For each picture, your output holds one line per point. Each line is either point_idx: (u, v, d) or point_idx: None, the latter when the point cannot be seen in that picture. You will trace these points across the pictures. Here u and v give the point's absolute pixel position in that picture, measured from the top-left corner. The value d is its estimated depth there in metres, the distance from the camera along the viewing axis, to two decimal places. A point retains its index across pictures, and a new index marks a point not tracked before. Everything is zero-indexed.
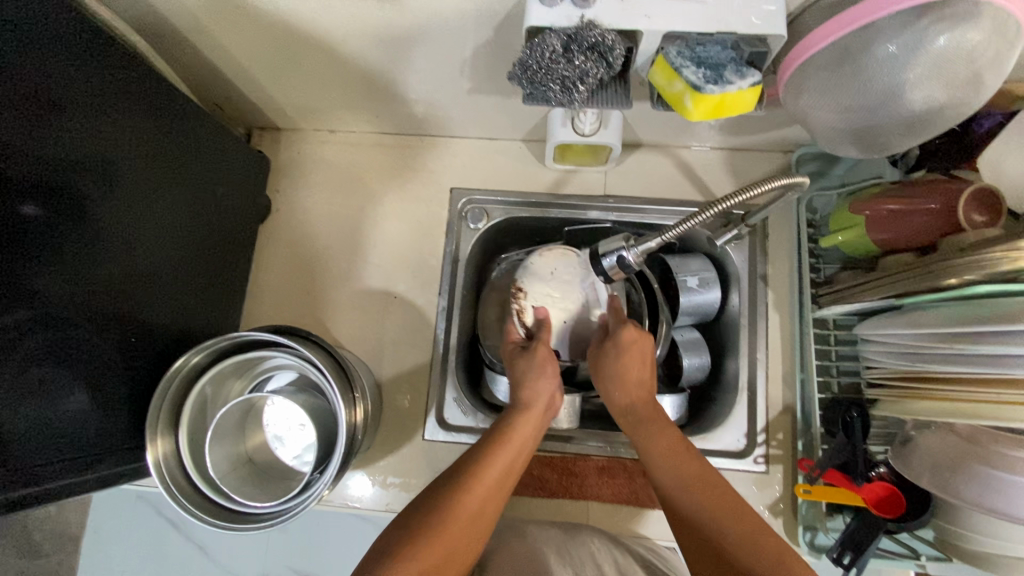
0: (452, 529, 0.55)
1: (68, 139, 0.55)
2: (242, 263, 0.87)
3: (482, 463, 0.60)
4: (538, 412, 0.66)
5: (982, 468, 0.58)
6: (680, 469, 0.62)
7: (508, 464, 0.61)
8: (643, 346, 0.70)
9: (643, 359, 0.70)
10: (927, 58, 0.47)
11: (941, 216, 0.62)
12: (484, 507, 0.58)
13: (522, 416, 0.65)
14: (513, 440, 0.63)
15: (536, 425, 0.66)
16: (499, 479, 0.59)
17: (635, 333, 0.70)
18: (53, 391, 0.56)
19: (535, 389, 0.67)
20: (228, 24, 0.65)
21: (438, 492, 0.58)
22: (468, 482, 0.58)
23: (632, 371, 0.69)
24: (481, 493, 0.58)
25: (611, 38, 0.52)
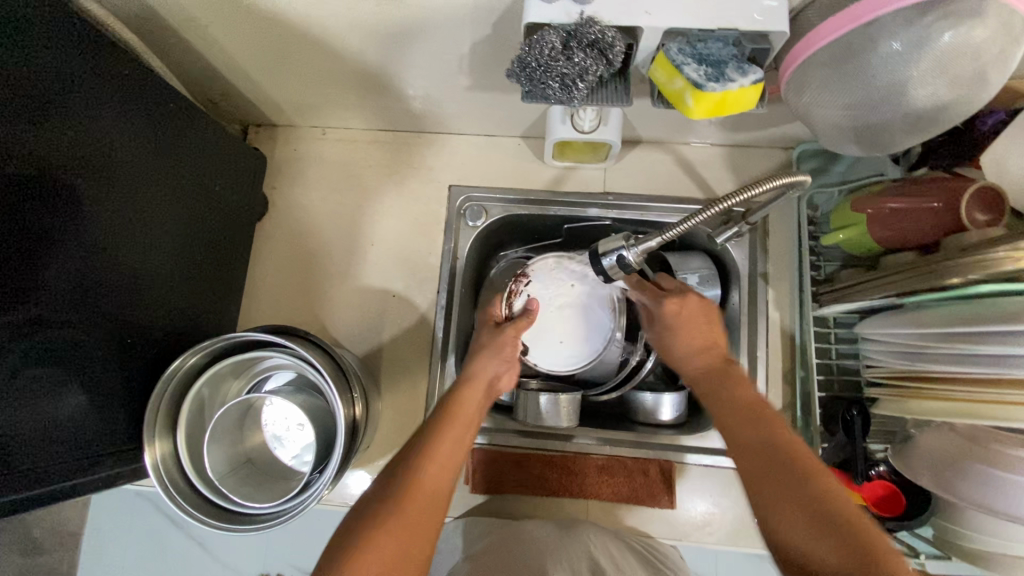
0: (410, 504, 0.53)
1: (61, 140, 0.54)
2: (240, 260, 0.87)
3: (430, 440, 0.60)
4: (481, 385, 0.68)
5: (983, 467, 0.59)
6: (745, 423, 0.57)
7: (459, 439, 0.61)
8: (688, 308, 0.70)
9: (694, 321, 0.69)
10: (932, 55, 0.47)
11: (943, 216, 0.62)
12: (440, 483, 0.57)
13: (466, 394, 0.67)
14: (461, 418, 0.63)
15: (480, 398, 0.68)
16: (450, 453, 0.59)
17: (675, 303, 0.70)
18: (49, 392, 0.55)
19: (481, 366, 0.70)
20: (224, 20, 0.64)
21: (395, 468, 0.57)
22: (419, 458, 0.58)
23: (691, 341, 0.69)
24: (434, 468, 0.57)
25: (611, 35, 0.51)
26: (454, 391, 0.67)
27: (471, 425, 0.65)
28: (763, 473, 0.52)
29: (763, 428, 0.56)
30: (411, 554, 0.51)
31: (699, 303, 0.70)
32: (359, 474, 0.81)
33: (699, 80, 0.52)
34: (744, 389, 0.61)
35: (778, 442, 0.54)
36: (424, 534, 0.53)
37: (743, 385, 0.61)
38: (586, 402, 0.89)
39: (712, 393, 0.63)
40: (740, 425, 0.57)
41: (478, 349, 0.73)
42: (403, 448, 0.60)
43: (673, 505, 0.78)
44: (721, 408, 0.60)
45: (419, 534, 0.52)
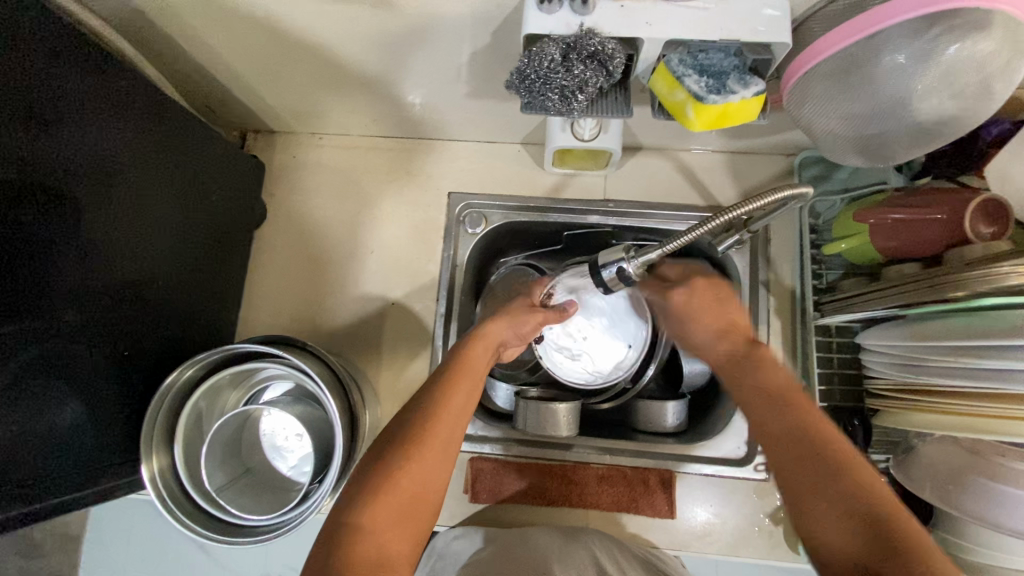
0: (422, 459, 0.52)
1: (53, 148, 0.53)
2: (238, 267, 0.86)
3: (443, 394, 0.57)
4: (491, 343, 0.66)
5: (985, 481, 0.58)
6: (779, 407, 0.54)
7: (471, 392, 0.59)
8: (702, 294, 0.66)
9: (711, 306, 0.65)
10: (937, 69, 0.46)
11: (945, 228, 0.61)
12: (453, 436, 0.55)
13: (476, 348, 0.64)
14: (476, 374, 0.60)
15: (488, 352, 0.65)
16: (461, 407, 0.57)
17: (682, 293, 0.66)
18: (44, 406, 0.55)
19: (494, 326, 0.67)
20: (221, 29, 0.63)
21: (408, 420, 0.55)
22: (432, 412, 0.55)
23: (706, 325, 0.65)
24: (449, 420, 0.55)
25: (611, 46, 0.50)
26: (464, 344, 0.64)
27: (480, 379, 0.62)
28: (801, 466, 0.50)
29: (804, 417, 0.53)
30: (418, 507, 0.51)
31: (706, 283, 0.66)
32: None
33: (700, 92, 0.51)
34: (776, 374, 0.57)
35: (814, 435, 0.51)
36: (431, 488, 0.52)
37: (777, 369, 0.58)
38: (586, 409, 0.89)
39: (736, 374, 0.60)
40: (776, 410, 0.54)
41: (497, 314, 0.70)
42: (411, 399, 0.58)
43: (674, 515, 0.77)
44: (749, 392, 0.58)
45: (427, 490, 0.52)
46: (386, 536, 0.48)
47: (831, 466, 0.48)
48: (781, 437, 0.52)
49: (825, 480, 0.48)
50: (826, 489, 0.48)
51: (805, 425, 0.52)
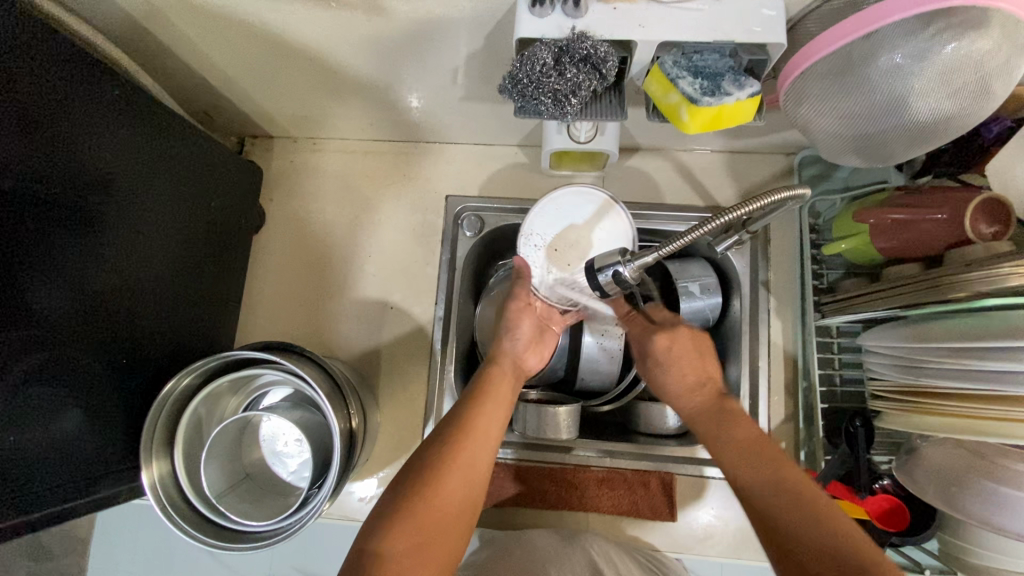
0: (447, 478, 0.55)
1: (49, 159, 0.53)
2: (237, 272, 0.86)
3: (468, 419, 0.61)
4: (507, 368, 0.70)
5: (988, 483, 0.57)
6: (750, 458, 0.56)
7: (494, 418, 0.62)
8: (681, 344, 0.69)
9: (685, 357, 0.69)
10: (933, 67, 0.45)
11: (947, 227, 0.60)
12: (476, 460, 0.58)
13: (496, 374, 0.68)
14: (496, 399, 0.64)
15: (510, 387, 0.68)
16: (485, 431, 0.60)
17: (666, 338, 0.70)
18: (45, 414, 0.55)
19: (505, 349, 0.73)
20: (217, 37, 0.63)
21: (434, 442, 0.58)
22: (456, 435, 0.59)
23: (683, 377, 0.68)
24: (474, 444, 0.58)
25: (604, 50, 0.50)
26: (483, 372, 0.69)
27: (503, 406, 0.65)
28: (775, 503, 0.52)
29: (771, 465, 0.55)
30: (444, 529, 0.53)
31: (689, 332, 0.70)
32: (364, 481, 0.82)
33: (694, 95, 0.51)
34: (743, 426, 0.60)
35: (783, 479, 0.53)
36: (456, 514, 0.54)
37: (743, 421, 0.61)
38: (585, 412, 0.88)
39: (711, 430, 0.62)
40: (742, 463, 0.56)
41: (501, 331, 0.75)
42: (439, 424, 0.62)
43: (674, 517, 0.77)
44: (723, 448, 0.59)
45: (451, 517, 0.54)
46: (410, 562, 0.49)
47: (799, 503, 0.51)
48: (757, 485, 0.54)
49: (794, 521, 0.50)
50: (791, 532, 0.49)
51: (761, 471, 0.55)
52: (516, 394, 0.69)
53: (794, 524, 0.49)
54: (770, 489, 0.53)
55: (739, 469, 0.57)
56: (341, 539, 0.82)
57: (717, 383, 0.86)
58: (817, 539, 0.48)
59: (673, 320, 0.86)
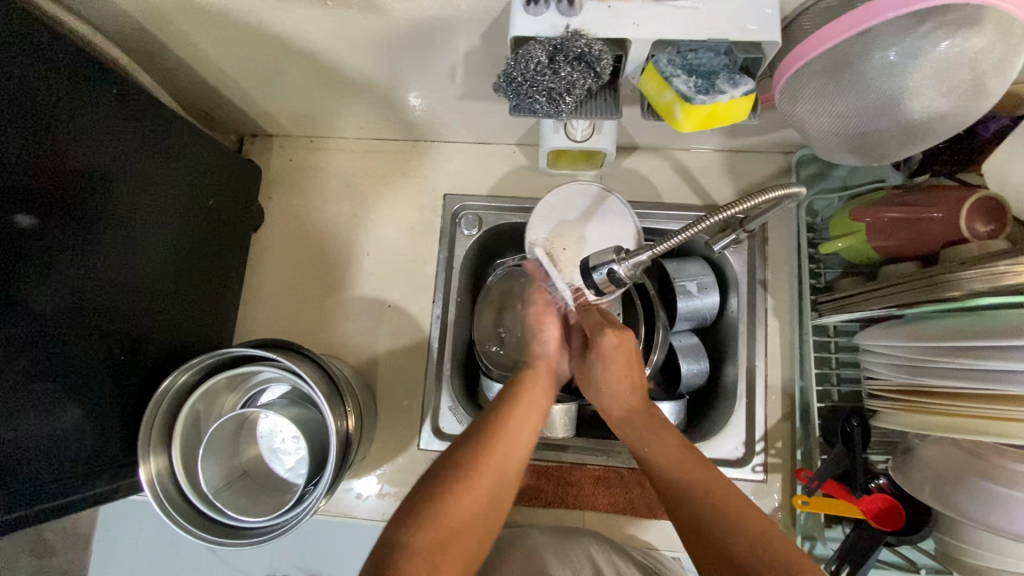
0: (479, 480, 0.55)
1: (49, 158, 0.54)
2: (236, 270, 0.87)
3: (501, 421, 0.61)
4: (543, 375, 0.68)
5: (984, 483, 0.57)
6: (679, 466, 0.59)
7: (529, 423, 0.62)
8: (626, 347, 0.65)
9: (627, 362, 0.66)
10: (928, 64, 0.45)
11: (942, 226, 0.60)
12: (509, 464, 0.58)
13: (531, 382, 0.66)
14: (532, 404, 0.63)
15: (546, 390, 0.67)
16: (519, 437, 0.60)
17: (615, 337, 0.65)
18: (43, 410, 0.56)
19: (540, 352, 0.71)
20: (215, 36, 0.64)
21: (465, 444, 0.58)
22: (489, 437, 0.59)
23: (619, 379, 0.66)
24: (506, 449, 0.59)
25: (598, 48, 0.50)
26: (519, 374, 0.67)
27: (538, 411, 0.64)
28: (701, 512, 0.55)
29: (694, 471, 0.58)
30: (469, 528, 0.54)
31: (634, 339, 0.66)
32: (362, 479, 0.83)
33: (688, 93, 0.51)
34: (670, 436, 0.62)
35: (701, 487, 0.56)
36: (481, 514, 0.55)
37: (667, 430, 0.63)
38: (583, 410, 0.89)
39: (640, 436, 0.63)
40: (669, 468, 0.59)
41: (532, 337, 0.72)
42: (473, 423, 0.62)
43: (671, 516, 0.77)
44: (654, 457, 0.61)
45: (476, 518, 0.54)
46: (435, 560, 0.50)
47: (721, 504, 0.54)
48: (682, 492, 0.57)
49: (712, 521, 0.54)
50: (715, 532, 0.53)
51: (694, 479, 0.57)
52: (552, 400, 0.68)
53: (721, 529, 0.53)
54: (701, 502, 0.55)
55: (669, 477, 0.59)
56: (339, 536, 0.83)
57: (714, 382, 0.86)
58: (738, 541, 0.51)
59: (671, 319, 0.86)
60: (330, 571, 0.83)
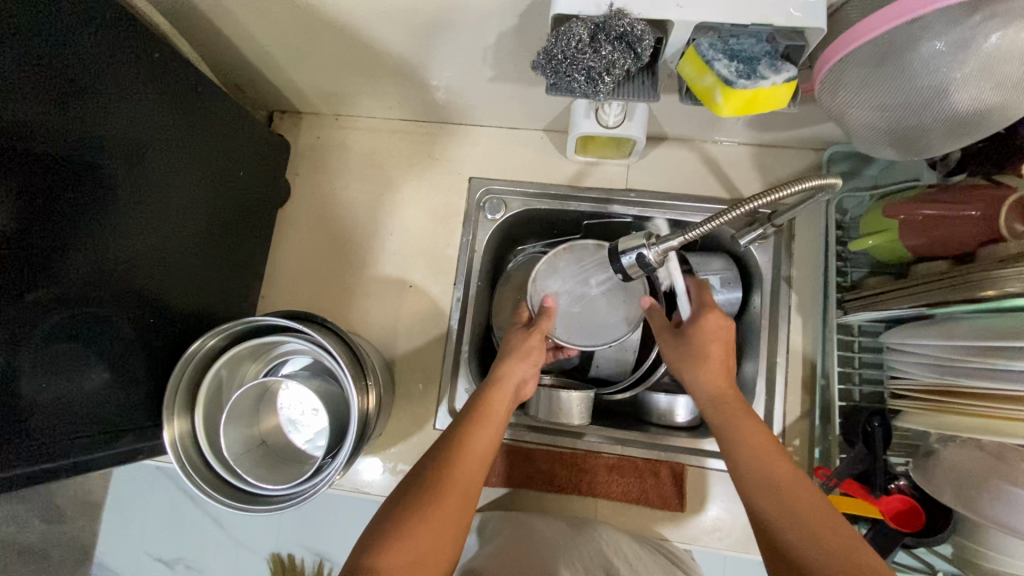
0: (445, 500, 0.55)
1: (86, 123, 0.54)
2: (260, 245, 0.88)
3: (461, 441, 0.60)
4: (509, 388, 0.67)
5: (1008, 486, 0.56)
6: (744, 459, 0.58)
7: (488, 440, 0.62)
8: (725, 334, 0.67)
9: (713, 352, 0.66)
10: (977, 57, 0.45)
11: (979, 224, 0.59)
12: (471, 482, 0.58)
13: (494, 396, 0.66)
14: (493, 419, 0.63)
15: (509, 403, 0.67)
16: (480, 454, 0.60)
17: (716, 319, 0.67)
18: (73, 368, 0.57)
19: (512, 368, 0.69)
20: (256, 9, 0.64)
21: (428, 464, 0.59)
22: (451, 456, 0.59)
23: (714, 363, 0.66)
24: (467, 467, 0.58)
25: (641, 28, 0.50)
26: (481, 391, 0.66)
27: (499, 426, 0.64)
28: (767, 502, 0.54)
29: (768, 458, 0.57)
30: (438, 545, 0.53)
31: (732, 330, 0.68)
32: (370, 462, 0.83)
33: (729, 77, 0.51)
34: (752, 422, 0.61)
35: (775, 474, 0.56)
36: (453, 529, 0.55)
37: (751, 418, 0.61)
38: (598, 400, 0.89)
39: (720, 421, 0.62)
40: (748, 457, 0.58)
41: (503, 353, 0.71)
42: (435, 443, 0.62)
43: (684, 508, 0.77)
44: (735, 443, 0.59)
45: (447, 535, 0.54)
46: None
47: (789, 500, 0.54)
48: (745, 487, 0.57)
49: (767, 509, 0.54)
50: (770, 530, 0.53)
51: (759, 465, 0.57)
52: (512, 412, 0.68)
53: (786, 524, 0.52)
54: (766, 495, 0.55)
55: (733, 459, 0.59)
56: (352, 512, 0.84)
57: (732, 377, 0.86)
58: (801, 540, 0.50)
59: None
60: (339, 548, 0.85)
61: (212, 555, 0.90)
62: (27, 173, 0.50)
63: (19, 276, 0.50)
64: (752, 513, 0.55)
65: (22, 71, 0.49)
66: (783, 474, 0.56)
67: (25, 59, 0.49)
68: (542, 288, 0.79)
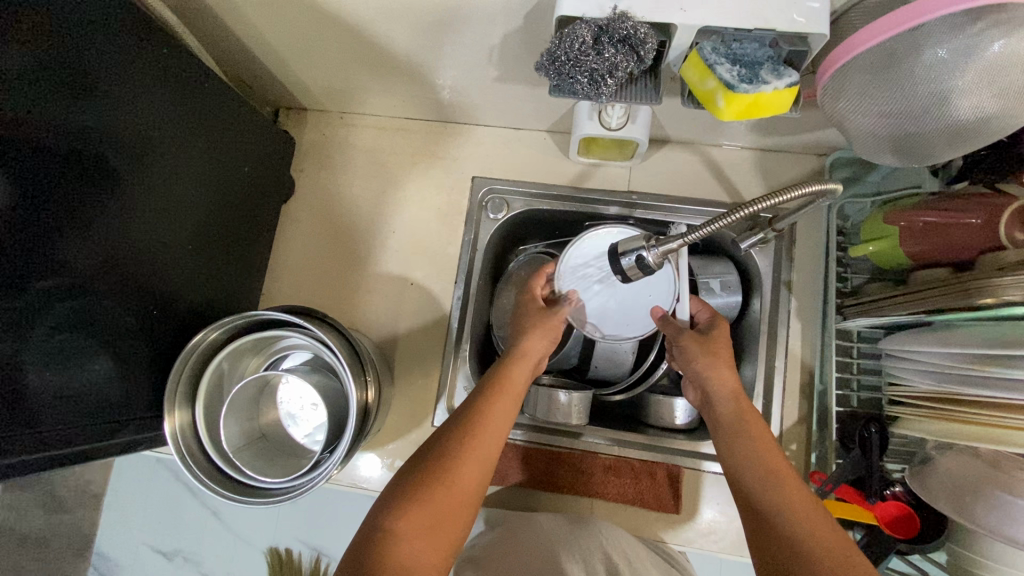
0: (463, 470, 0.55)
1: (91, 112, 0.55)
2: (264, 240, 0.88)
3: (481, 411, 0.60)
4: (531, 360, 0.67)
5: (1004, 495, 0.56)
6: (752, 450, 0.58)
7: (507, 413, 0.61)
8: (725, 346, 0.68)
9: (724, 356, 0.67)
10: (979, 65, 0.45)
11: (980, 233, 0.59)
12: (489, 453, 0.57)
13: (516, 367, 0.65)
14: (513, 392, 0.63)
15: (529, 375, 0.67)
16: (499, 426, 0.59)
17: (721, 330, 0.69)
18: (76, 357, 0.57)
19: (532, 343, 0.68)
20: (262, 4, 0.65)
21: (448, 432, 0.58)
22: (471, 426, 0.58)
23: (721, 376, 0.65)
24: (487, 438, 0.58)
25: (644, 31, 0.50)
26: (502, 363, 0.66)
27: (518, 398, 0.64)
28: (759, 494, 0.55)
29: (763, 450, 0.58)
30: (452, 516, 0.53)
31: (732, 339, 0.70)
32: (368, 458, 0.83)
33: (731, 81, 0.51)
34: (757, 424, 0.60)
35: (767, 465, 0.56)
36: (469, 497, 0.55)
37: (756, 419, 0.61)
38: (596, 401, 0.89)
39: (723, 435, 0.62)
40: (752, 454, 0.58)
41: (523, 326, 0.71)
42: (454, 414, 0.61)
43: (679, 510, 0.77)
44: (738, 446, 0.59)
45: (463, 503, 0.54)
46: (417, 544, 0.51)
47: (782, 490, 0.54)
48: (746, 482, 0.57)
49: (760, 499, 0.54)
50: (768, 513, 0.53)
51: (751, 454, 0.58)
52: (529, 385, 0.67)
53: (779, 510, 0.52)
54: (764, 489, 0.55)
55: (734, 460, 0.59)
56: (350, 507, 0.85)
57: None
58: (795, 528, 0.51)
59: None
60: (337, 542, 0.86)
61: (210, 547, 0.91)
62: (30, 162, 0.50)
63: (23, 264, 0.51)
64: (747, 504, 0.56)
65: (27, 61, 0.49)
66: (780, 465, 0.56)
67: (30, 49, 0.49)
68: (567, 281, 0.77)
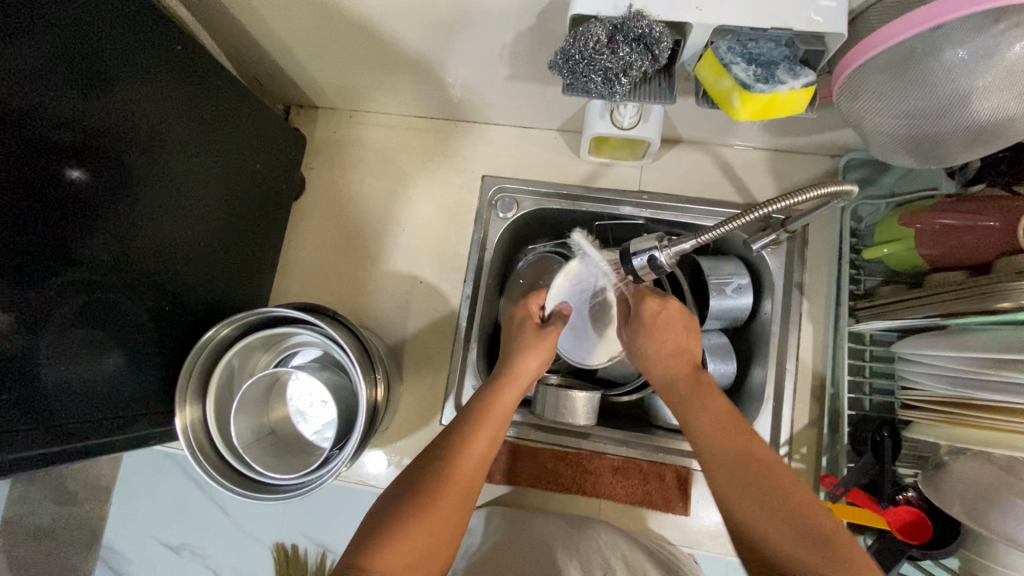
0: (443, 501, 0.54)
1: (101, 112, 0.55)
2: (274, 237, 0.88)
3: (464, 437, 0.59)
4: (520, 381, 0.68)
5: (1020, 502, 0.56)
6: (743, 466, 0.53)
7: (489, 440, 0.60)
8: (671, 314, 0.68)
9: (675, 333, 0.67)
10: (1001, 66, 0.44)
11: (997, 235, 0.58)
12: (468, 483, 0.57)
13: (504, 387, 0.66)
14: (498, 417, 0.62)
15: (514, 396, 0.66)
16: (484, 452, 0.59)
17: (657, 303, 0.68)
18: (89, 352, 0.58)
19: (524, 364, 0.69)
20: (274, 2, 0.65)
21: (433, 455, 0.58)
22: (456, 449, 0.58)
23: (663, 343, 0.67)
24: (468, 466, 0.57)
25: (659, 30, 0.49)
26: (489, 387, 0.66)
27: (503, 422, 0.64)
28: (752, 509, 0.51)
29: (741, 444, 0.55)
30: (436, 549, 0.52)
31: (681, 308, 0.68)
32: (375, 455, 0.84)
33: (747, 81, 0.50)
34: (716, 401, 0.60)
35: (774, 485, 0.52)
36: (450, 526, 0.54)
37: (714, 395, 0.61)
38: (604, 401, 0.89)
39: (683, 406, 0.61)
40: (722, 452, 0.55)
41: (510, 348, 0.72)
42: (437, 437, 0.61)
43: (689, 512, 0.77)
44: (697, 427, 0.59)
45: (444, 534, 0.53)
46: None
47: (787, 519, 0.49)
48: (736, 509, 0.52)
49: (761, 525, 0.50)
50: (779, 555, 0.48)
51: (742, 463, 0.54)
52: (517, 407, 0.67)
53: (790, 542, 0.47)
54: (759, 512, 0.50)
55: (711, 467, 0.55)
56: (358, 505, 0.85)
57: (740, 383, 0.85)
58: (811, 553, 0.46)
59: (701, 316, 0.85)
60: (344, 539, 0.86)
61: (218, 543, 0.91)
62: (39, 160, 0.50)
63: (31, 264, 0.51)
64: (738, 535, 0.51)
65: (39, 60, 0.49)
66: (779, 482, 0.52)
67: (40, 49, 0.49)
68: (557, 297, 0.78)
